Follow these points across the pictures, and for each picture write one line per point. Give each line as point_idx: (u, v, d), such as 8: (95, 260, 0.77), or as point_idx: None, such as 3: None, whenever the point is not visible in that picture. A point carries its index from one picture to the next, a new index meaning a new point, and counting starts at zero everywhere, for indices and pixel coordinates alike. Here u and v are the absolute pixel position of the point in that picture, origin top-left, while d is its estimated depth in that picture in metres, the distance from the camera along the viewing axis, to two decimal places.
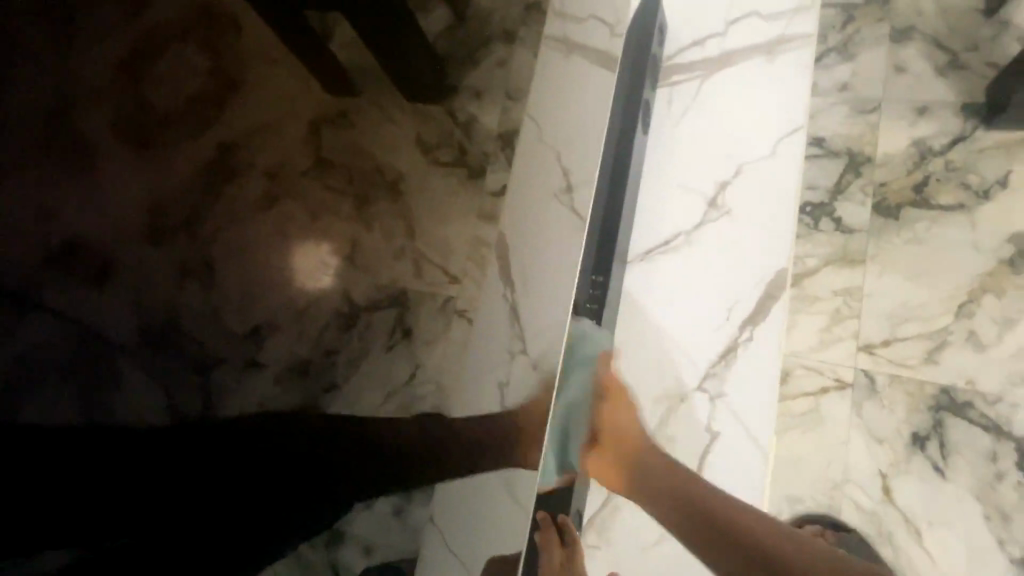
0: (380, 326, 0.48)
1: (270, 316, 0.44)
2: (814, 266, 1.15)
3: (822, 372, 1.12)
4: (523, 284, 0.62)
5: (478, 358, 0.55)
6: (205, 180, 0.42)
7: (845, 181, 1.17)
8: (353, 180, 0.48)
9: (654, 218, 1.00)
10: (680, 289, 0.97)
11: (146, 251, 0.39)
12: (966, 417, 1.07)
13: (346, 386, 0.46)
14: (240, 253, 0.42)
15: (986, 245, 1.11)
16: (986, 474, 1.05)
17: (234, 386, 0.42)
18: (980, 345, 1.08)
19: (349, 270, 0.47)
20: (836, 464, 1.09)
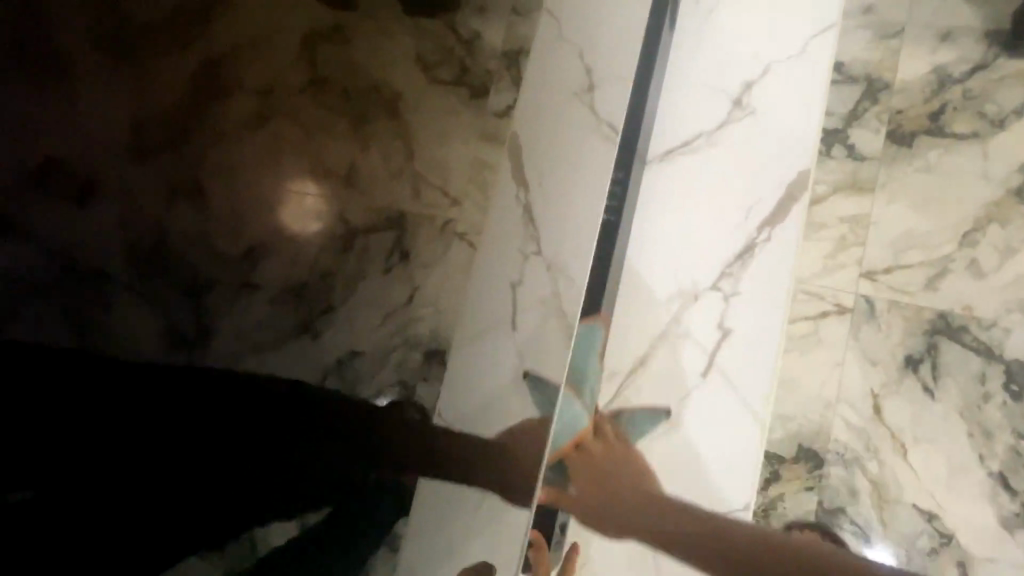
0: (376, 249, 0.47)
1: (264, 238, 0.42)
2: (824, 192, 1.10)
3: (824, 297, 1.08)
4: (538, 185, 0.62)
5: (480, 279, 0.56)
6: (192, 97, 0.39)
7: (858, 107, 1.10)
8: (350, 99, 0.46)
9: (676, 120, 0.95)
10: (699, 187, 0.93)
11: (131, 174, 0.37)
12: (960, 341, 1.03)
13: (343, 308, 0.46)
14: (229, 172, 0.41)
15: (996, 174, 1.05)
16: (974, 395, 1.01)
17: (230, 306, 0.41)
18: (980, 273, 1.04)
19: (345, 193, 0.46)
20: (831, 383, 1.05)
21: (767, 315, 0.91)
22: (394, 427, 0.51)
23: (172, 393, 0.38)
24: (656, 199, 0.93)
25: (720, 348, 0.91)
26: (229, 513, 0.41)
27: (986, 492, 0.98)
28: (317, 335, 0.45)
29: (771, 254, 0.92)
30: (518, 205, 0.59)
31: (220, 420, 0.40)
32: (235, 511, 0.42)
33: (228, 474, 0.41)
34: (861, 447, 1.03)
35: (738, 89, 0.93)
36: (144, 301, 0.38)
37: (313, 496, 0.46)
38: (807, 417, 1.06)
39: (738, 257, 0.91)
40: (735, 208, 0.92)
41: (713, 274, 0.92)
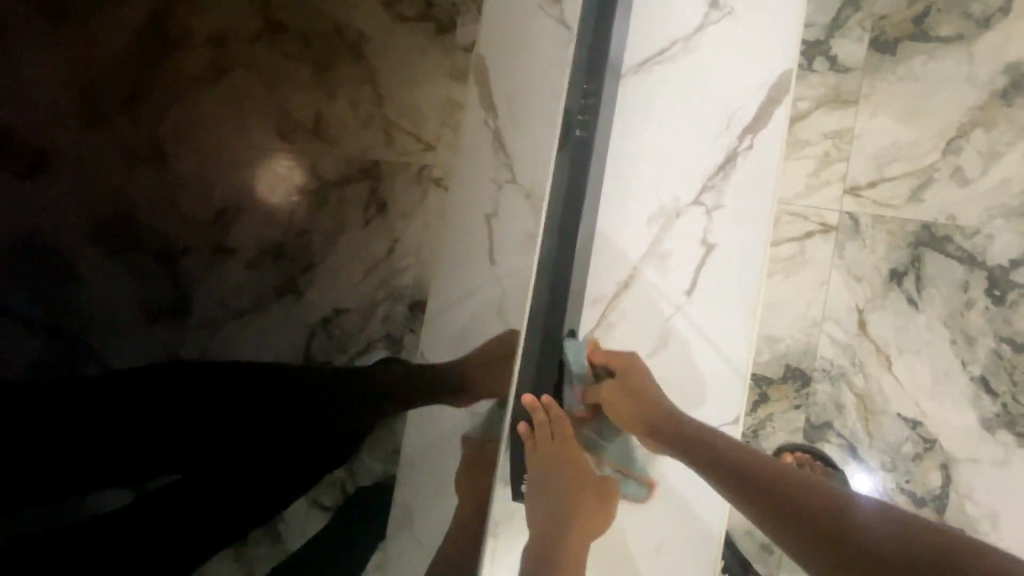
0: (352, 202, 0.45)
1: (233, 199, 0.40)
2: (807, 109, 1.21)
3: (807, 217, 1.21)
4: (506, 111, 0.58)
5: (457, 226, 0.53)
6: (138, 53, 0.36)
7: (841, 17, 1.21)
8: (308, 42, 0.42)
9: (649, 24, 0.85)
10: (678, 99, 0.86)
11: (82, 140, 0.35)
12: (943, 253, 1.13)
13: (324, 266, 0.45)
14: (190, 133, 0.38)
15: (980, 78, 1.12)
16: (956, 303, 1.12)
17: (207, 274, 0.40)
18: (965, 180, 1.12)
19: (314, 145, 0.43)
20: (816, 304, 1.20)
21: (749, 231, 0.89)
22: (386, 390, 0.51)
23: (161, 368, 0.38)
24: (634, 112, 0.85)
25: (705, 262, 0.88)
26: (232, 484, 0.43)
27: (968, 394, 1.10)
28: (296, 302, 0.44)
29: (747, 172, 0.89)
30: (489, 131, 0.56)
31: (212, 390, 0.41)
32: (235, 484, 0.43)
33: (234, 453, 0.42)
34: (847, 362, 1.18)
35: None
36: (115, 275, 0.37)
37: (312, 466, 0.47)
38: (794, 337, 1.20)
39: (720, 169, 0.88)
40: (716, 120, 0.87)
41: (695, 190, 0.87)
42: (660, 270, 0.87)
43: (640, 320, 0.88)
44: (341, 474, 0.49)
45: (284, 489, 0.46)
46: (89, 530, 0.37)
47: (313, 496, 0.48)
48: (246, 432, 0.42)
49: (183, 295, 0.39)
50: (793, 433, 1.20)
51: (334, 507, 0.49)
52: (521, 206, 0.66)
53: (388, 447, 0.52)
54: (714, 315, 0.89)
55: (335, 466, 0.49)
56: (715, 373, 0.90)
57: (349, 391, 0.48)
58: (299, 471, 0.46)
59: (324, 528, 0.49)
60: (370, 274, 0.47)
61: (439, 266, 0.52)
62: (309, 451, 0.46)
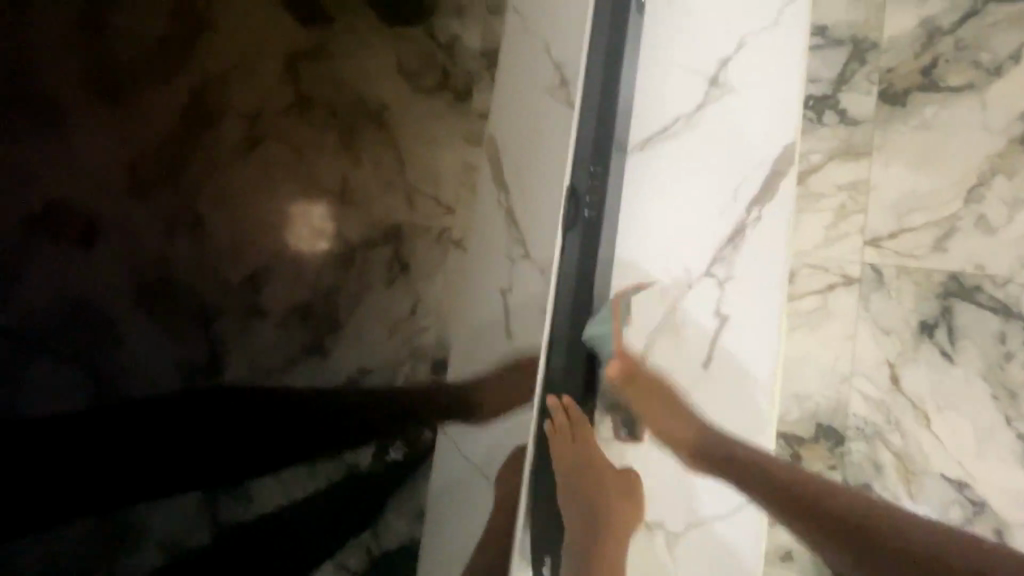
0: (377, 263, 0.47)
1: (266, 262, 0.42)
2: (819, 162, 1.00)
3: (829, 269, 0.99)
4: (518, 189, 0.58)
5: (477, 285, 0.54)
6: (183, 131, 0.39)
7: (847, 70, 1.01)
8: (335, 116, 0.45)
9: (652, 101, 0.84)
10: (683, 173, 0.83)
11: (130, 209, 0.37)
12: (974, 302, 0.94)
13: (349, 325, 0.46)
14: (225, 200, 0.40)
15: (996, 124, 0.96)
16: (995, 355, 0.92)
17: (241, 335, 0.41)
18: (991, 229, 0.95)
19: (343, 210, 0.45)
20: (845, 357, 0.97)
21: (763, 305, 0.82)
22: (414, 454, 0.49)
23: (197, 420, 0.40)
24: (638, 188, 0.83)
25: (719, 335, 0.81)
26: (260, 548, 0.43)
27: (1014, 456, 0.90)
28: (323, 363, 0.45)
29: (763, 236, 0.83)
30: (501, 209, 0.56)
31: (240, 451, 0.41)
32: (264, 537, 0.43)
33: (261, 516, 0.42)
34: (882, 422, 0.95)
35: (713, 65, 0.84)
36: (145, 332, 0.38)
37: (335, 524, 0.46)
38: (825, 395, 0.97)
39: (728, 241, 0.83)
40: (723, 192, 0.83)
41: (706, 261, 0.82)
42: (672, 342, 0.82)
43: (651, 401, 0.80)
44: (367, 536, 0.48)
45: (312, 544, 0.45)
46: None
47: (338, 558, 0.47)
48: (277, 487, 0.43)
49: (216, 350, 0.40)
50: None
51: (358, 569, 0.47)
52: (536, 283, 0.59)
53: (413, 509, 0.50)
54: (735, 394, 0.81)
55: (362, 526, 0.48)
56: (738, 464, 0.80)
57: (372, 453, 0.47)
58: (325, 525, 0.46)
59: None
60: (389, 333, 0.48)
61: (455, 333, 0.52)
62: (333, 510, 0.46)
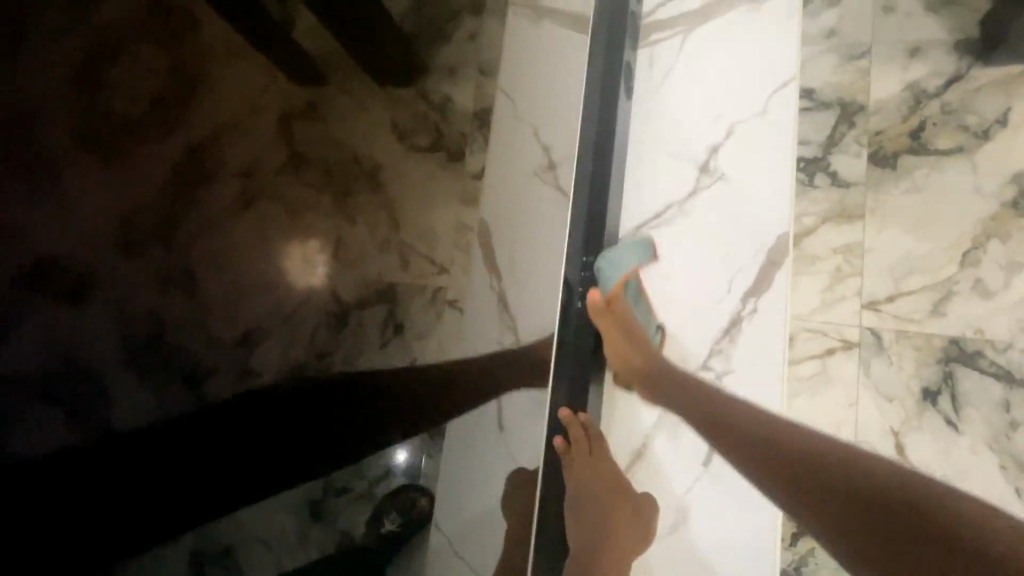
0: (371, 322, 0.46)
1: (258, 321, 0.39)
2: (811, 225, 1.06)
3: (826, 333, 1.04)
4: (511, 270, 0.63)
5: (471, 344, 0.57)
6: (178, 185, 0.36)
7: (835, 133, 1.08)
8: (330, 174, 0.44)
9: (643, 192, 0.91)
10: (677, 261, 0.88)
11: (121, 267, 0.33)
12: (977, 367, 0.98)
13: (343, 387, 0.44)
14: (219, 257, 0.37)
15: (989, 187, 1.01)
16: (998, 423, 0.96)
17: (230, 398, 0.38)
18: (987, 293, 0.99)
19: (336, 266, 0.44)
20: (846, 425, 1.01)
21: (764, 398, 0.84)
22: (409, 521, 0.50)
23: (189, 499, 0.36)
24: None
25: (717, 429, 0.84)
26: None
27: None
28: (319, 423, 0.43)
29: (760, 327, 0.86)
30: (492, 291, 0.60)
31: (231, 522, 0.38)
32: None
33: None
34: None
35: (704, 154, 0.90)
36: (133, 405, 0.34)
37: None
38: None
39: (724, 333, 0.86)
40: (716, 281, 0.87)
41: (702, 353, 0.86)
42: (672, 439, 0.85)
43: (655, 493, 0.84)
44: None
45: None
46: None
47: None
48: (266, 552, 0.39)
49: (210, 420, 0.37)
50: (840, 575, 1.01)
51: None
52: (525, 362, 0.68)
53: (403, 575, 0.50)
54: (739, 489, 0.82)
55: None
56: (751, 556, 0.82)
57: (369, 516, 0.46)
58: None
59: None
60: (387, 409, 0.48)
61: (453, 405, 0.55)
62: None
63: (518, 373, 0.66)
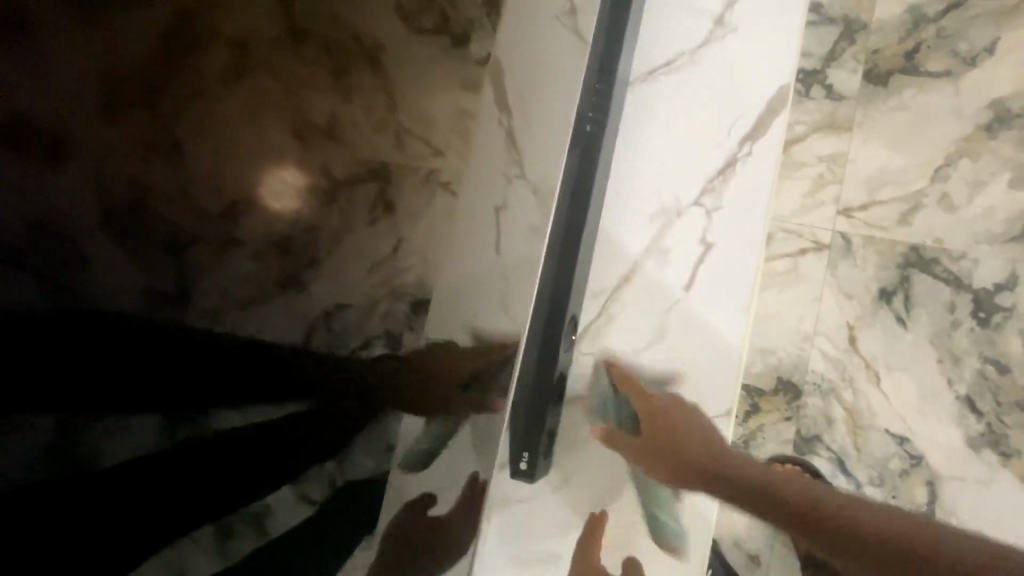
0: (361, 201, 0.44)
1: (246, 193, 0.38)
2: (803, 133, 1.09)
3: (801, 234, 1.08)
4: (518, 113, 0.59)
5: (465, 216, 0.54)
6: (164, 49, 0.33)
7: (837, 48, 1.09)
8: (329, 49, 0.41)
9: (658, 41, 0.99)
10: (679, 110, 1.00)
11: (107, 133, 0.32)
12: (932, 273, 1.01)
13: (325, 264, 0.43)
14: (208, 130, 0.36)
15: (966, 110, 1.03)
16: (943, 324, 0.99)
17: (214, 267, 0.37)
18: (952, 207, 1.02)
19: (327, 144, 0.42)
20: (809, 317, 1.05)
21: (744, 235, 0.99)
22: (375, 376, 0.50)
23: (169, 367, 0.36)
24: (640, 119, 0.99)
25: (701, 259, 1.00)
26: (219, 487, 0.39)
27: (952, 414, 0.97)
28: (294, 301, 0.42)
29: (751, 169, 0.98)
30: (499, 128, 0.56)
31: (206, 386, 0.38)
32: (224, 470, 0.39)
33: (219, 449, 0.39)
34: (836, 377, 1.03)
35: (718, 8, 0.97)
36: (111, 274, 0.33)
37: (296, 458, 0.44)
38: (788, 350, 1.05)
39: (719, 173, 0.99)
40: (719, 124, 0.98)
41: (697, 190, 1.00)
42: (659, 262, 0.99)
43: (642, 301, 0.99)
44: (332, 468, 0.47)
45: (274, 477, 0.43)
46: (61, 531, 0.32)
47: (302, 489, 0.44)
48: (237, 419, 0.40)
49: (193, 288, 0.36)
50: (784, 447, 1.02)
51: (321, 501, 0.45)
52: (526, 199, 0.67)
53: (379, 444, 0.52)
54: (715, 299, 0.98)
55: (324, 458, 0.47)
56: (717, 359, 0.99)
57: (342, 365, 0.47)
58: (291, 452, 0.44)
59: (308, 521, 0.46)
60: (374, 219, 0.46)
61: (437, 255, 0.51)
62: (292, 446, 0.44)
63: (516, 208, 0.65)
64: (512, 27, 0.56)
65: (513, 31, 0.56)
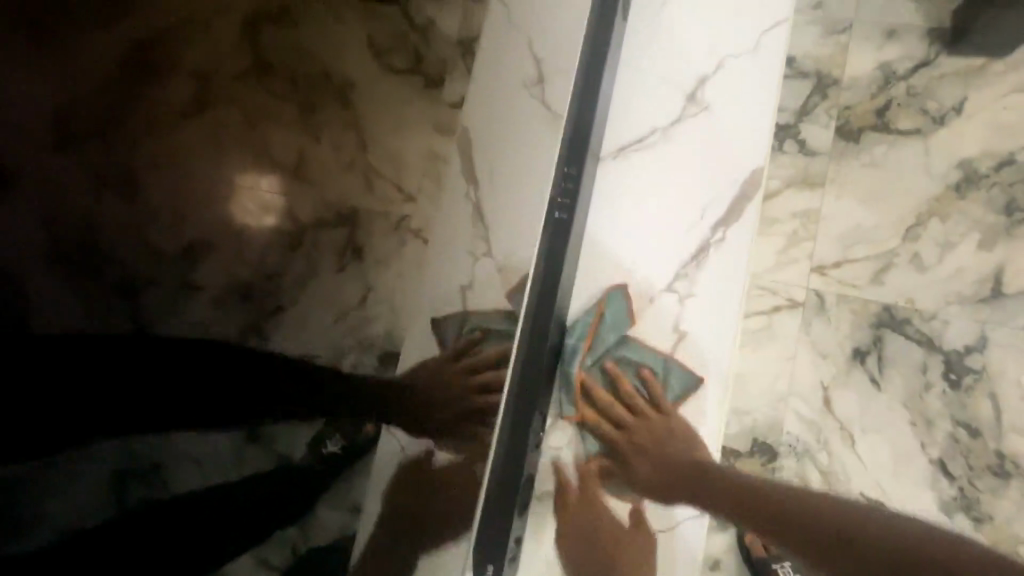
0: (328, 246, 0.42)
1: (206, 234, 0.35)
2: (777, 188, 1.23)
3: (776, 292, 1.21)
4: (489, 182, 0.57)
5: (438, 275, 0.52)
6: (123, 80, 0.32)
7: (809, 103, 1.24)
8: (295, 85, 0.39)
9: (632, 115, 0.98)
10: (651, 187, 0.97)
11: (58, 167, 0.30)
12: (903, 333, 1.17)
13: (292, 311, 0.40)
14: (167, 165, 0.34)
15: (936, 169, 1.19)
16: (917, 386, 1.15)
17: (174, 309, 0.35)
18: (923, 266, 1.17)
19: (296, 185, 0.40)
20: (783, 378, 1.19)
21: (724, 323, 0.95)
22: (355, 448, 0.46)
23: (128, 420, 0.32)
24: (610, 197, 0.96)
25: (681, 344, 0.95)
26: (175, 543, 0.36)
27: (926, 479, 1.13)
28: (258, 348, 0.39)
29: (726, 257, 0.96)
30: (468, 203, 0.55)
31: (165, 438, 0.34)
32: (182, 529, 0.36)
33: (179, 502, 0.36)
34: (811, 439, 1.17)
35: (693, 85, 0.98)
36: (59, 320, 0.30)
37: (260, 518, 0.40)
38: (762, 411, 1.18)
39: (692, 259, 0.96)
40: (689, 206, 0.96)
41: (669, 278, 0.95)
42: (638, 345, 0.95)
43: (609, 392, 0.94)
44: (294, 532, 0.43)
45: (236, 536, 0.39)
46: None
47: (263, 555, 0.41)
48: (196, 468, 0.36)
49: (146, 338, 0.33)
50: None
51: (282, 570, 0.42)
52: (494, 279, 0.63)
53: (346, 503, 0.47)
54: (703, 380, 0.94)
55: (288, 520, 0.42)
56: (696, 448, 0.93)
57: (322, 411, 0.44)
58: (247, 517, 0.39)
59: None
60: (345, 262, 0.43)
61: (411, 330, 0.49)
62: (255, 506, 0.40)
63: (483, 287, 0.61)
64: (483, 81, 0.56)
65: (485, 82, 0.56)
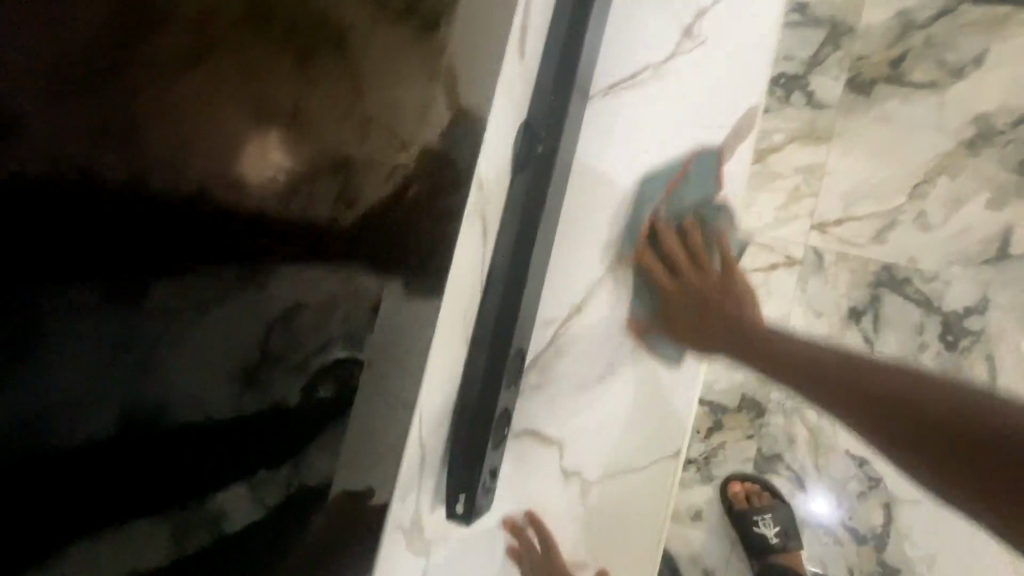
0: (322, 195, 0.41)
1: (209, 187, 0.33)
2: (779, 142, 1.36)
3: (776, 249, 1.33)
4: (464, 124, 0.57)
5: (417, 214, 0.54)
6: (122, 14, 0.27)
7: (821, 52, 1.35)
8: (295, 30, 0.36)
9: (622, 49, 0.86)
10: (641, 131, 0.85)
11: (52, 119, 0.25)
12: (903, 293, 1.29)
13: (287, 262, 0.40)
14: (173, 115, 0.30)
15: (949, 126, 1.29)
16: (911, 344, 1.29)
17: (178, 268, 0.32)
18: (926, 225, 1.29)
19: (297, 137, 0.38)
20: None
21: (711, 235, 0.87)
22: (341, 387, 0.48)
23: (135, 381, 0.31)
24: (594, 142, 0.85)
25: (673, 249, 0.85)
26: (183, 494, 0.36)
27: None
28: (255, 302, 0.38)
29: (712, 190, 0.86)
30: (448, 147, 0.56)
31: (172, 394, 0.34)
32: (188, 479, 0.36)
33: (180, 457, 0.35)
34: None
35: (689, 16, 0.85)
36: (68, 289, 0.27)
37: (255, 460, 0.42)
38: None
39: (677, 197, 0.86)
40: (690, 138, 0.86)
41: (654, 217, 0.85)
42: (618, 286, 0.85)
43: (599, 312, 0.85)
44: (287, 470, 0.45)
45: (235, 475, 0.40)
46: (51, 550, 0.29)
47: (259, 495, 0.43)
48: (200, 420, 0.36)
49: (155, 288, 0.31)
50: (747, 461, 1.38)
51: (274, 506, 0.44)
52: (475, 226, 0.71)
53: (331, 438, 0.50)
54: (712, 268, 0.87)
55: (281, 459, 0.44)
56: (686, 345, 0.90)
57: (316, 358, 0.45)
58: (246, 459, 0.41)
59: (260, 527, 0.44)
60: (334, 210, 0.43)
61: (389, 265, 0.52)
62: (251, 451, 0.41)
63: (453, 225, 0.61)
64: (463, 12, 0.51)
65: (475, 23, 0.53)
